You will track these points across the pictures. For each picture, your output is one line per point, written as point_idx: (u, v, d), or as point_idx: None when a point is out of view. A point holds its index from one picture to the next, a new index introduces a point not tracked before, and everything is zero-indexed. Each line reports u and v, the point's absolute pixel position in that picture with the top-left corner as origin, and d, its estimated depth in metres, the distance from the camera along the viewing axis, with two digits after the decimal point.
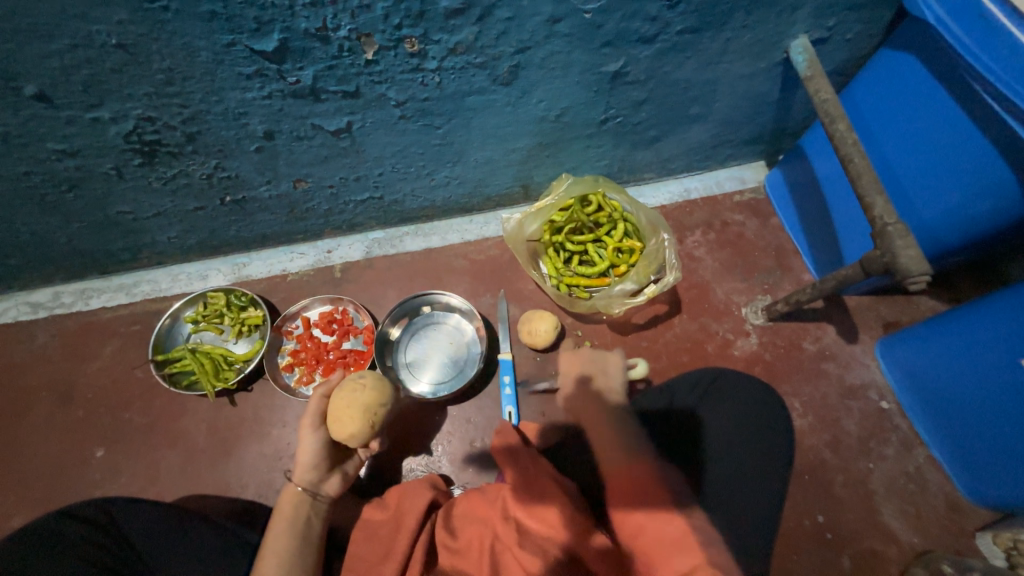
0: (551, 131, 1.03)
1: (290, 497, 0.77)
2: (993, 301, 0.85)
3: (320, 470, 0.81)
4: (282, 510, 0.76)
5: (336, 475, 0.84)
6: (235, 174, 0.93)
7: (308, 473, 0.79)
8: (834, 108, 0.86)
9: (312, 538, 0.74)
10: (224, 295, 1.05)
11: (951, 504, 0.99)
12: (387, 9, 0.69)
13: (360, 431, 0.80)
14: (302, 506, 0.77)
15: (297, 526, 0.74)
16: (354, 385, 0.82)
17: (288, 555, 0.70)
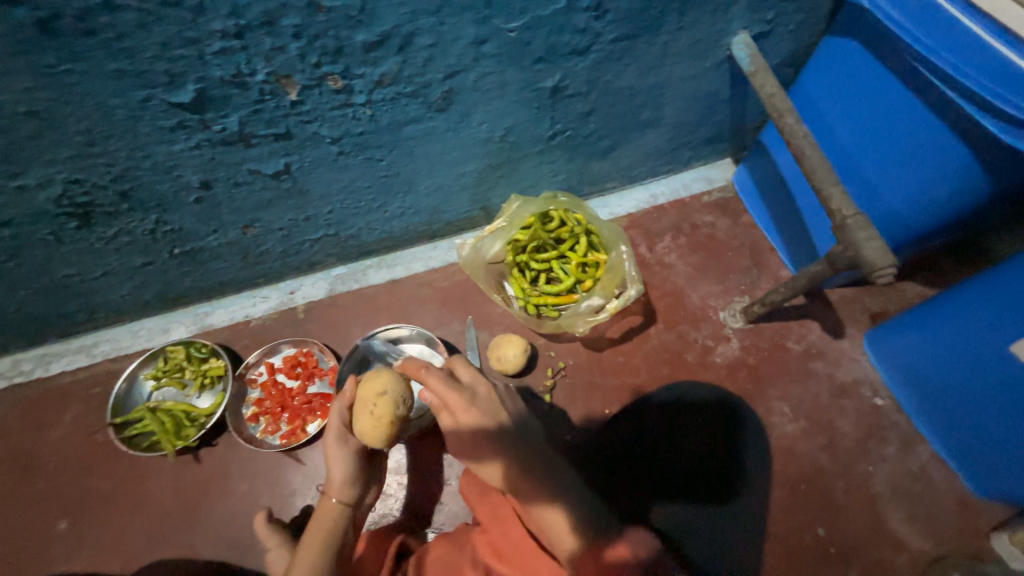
0: (499, 152, 1.01)
1: (329, 510, 0.75)
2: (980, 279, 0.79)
3: (356, 478, 0.77)
4: (321, 522, 0.74)
5: (374, 483, 0.82)
6: (179, 227, 0.91)
7: (340, 482, 0.76)
8: (780, 101, 0.83)
9: (341, 556, 0.73)
10: (184, 348, 1.03)
11: (961, 503, 0.93)
12: (302, 49, 0.68)
13: (379, 430, 0.75)
14: (341, 520, 0.75)
15: (332, 542, 0.72)
16: (365, 385, 0.77)
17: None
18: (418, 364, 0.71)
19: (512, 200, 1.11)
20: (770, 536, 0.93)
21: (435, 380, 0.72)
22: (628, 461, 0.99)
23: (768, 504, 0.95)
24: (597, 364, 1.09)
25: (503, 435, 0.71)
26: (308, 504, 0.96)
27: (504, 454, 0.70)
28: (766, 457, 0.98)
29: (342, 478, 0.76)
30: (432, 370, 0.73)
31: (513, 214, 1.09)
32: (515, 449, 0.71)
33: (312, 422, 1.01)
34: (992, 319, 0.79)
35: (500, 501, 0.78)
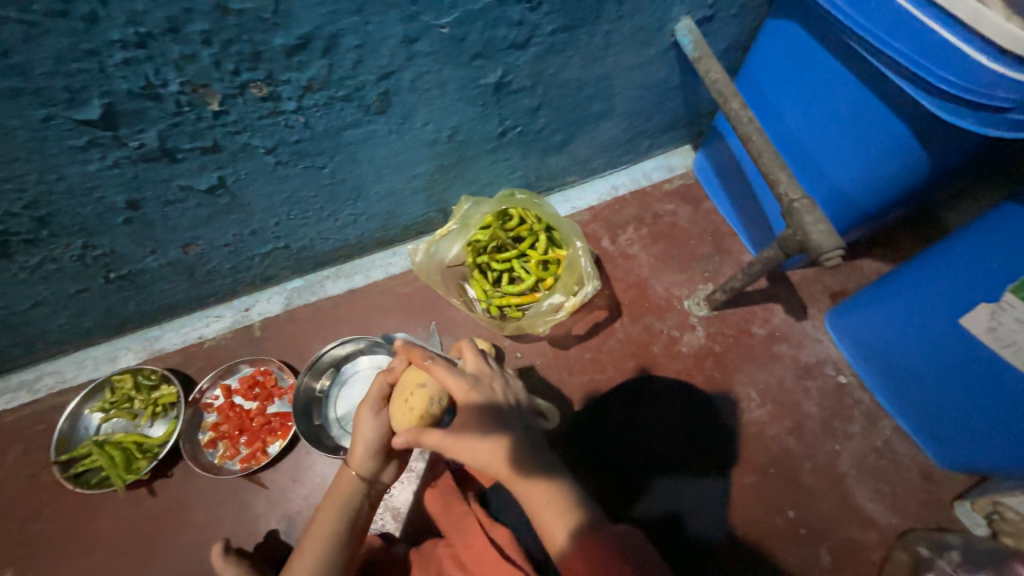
0: (449, 152, 0.98)
1: (348, 483, 0.73)
2: (930, 255, 0.80)
3: (377, 454, 0.74)
4: (339, 496, 0.72)
5: (395, 460, 0.77)
6: (110, 250, 0.87)
7: (361, 453, 0.73)
8: (726, 86, 0.81)
9: (352, 532, 0.72)
10: (131, 377, 0.98)
11: (926, 476, 0.94)
12: (216, 56, 0.63)
13: (408, 421, 0.72)
14: (357, 494, 0.73)
15: (346, 514, 0.72)
16: (410, 370, 0.75)
17: (323, 549, 0.69)
18: (421, 354, 0.68)
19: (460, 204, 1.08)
20: (742, 523, 0.93)
21: (438, 369, 0.68)
22: (609, 454, 0.96)
23: (739, 491, 0.95)
24: (564, 362, 1.07)
25: (501, 425, 0.64)
26: (273, 529, 0.93)
27: (501, 447, 0.61)
28: (734, 443, 0.98)
29: (365, 449, 0.73)
30: (435, 360, 0.70)
31: (464, 218, 1.07)
32: (513, 440, 0.63)
33: (273, 442, 0.98)
34: (945, 295, 0.78)
35: (464, 511, 0.77)
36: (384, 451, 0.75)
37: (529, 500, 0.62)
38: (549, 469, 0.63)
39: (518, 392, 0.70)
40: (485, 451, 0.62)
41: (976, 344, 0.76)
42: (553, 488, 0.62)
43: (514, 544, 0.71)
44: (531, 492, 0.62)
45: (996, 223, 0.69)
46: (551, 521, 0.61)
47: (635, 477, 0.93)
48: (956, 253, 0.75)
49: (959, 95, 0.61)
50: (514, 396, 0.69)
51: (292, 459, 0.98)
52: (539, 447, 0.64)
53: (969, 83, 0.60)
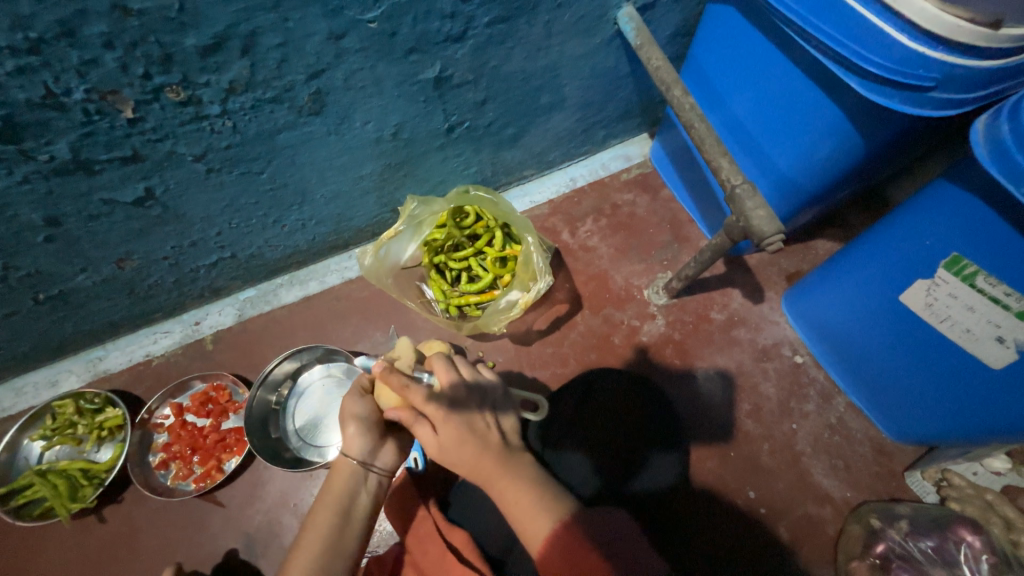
0: (395, 150, 0.95)
1: (345, 470, 0.69)
2: (873, 235, 0.81)
3: (373, 436, 0.71)
4: (336, 485, 0.68)
5: (391, 442, 0.73)
6: (35, 269, 0.82)
7: (358, 438, 0.70)
8: (667, 74, 0.80)
9: (357, 518, 0.67)
10: (72, 402, 0.93)
11: (878, 449, 0.97)
12: (121, 59, 0.59)
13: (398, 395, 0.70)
14: (357, 479, 0.69)
15: (343, 504, 0.66)
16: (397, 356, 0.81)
17: (326, 542, 0.63)
18: (398, 381, 0.61)
19: (406, 203, 1.05)
20: (705, 507, 0.94)
21: (417, 396, 0.62)
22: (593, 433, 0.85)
23: (701, 476, 0.96)
24: (527, 358, 1.07)
25: (482, 439, 0.63)
26: (232, 548, 0.91)
27: (485, 457, 0.62)
28: (695, 429, 1.00)
29: (360, 432, 0.70)
30: (412, 384, 0.63)
31: (412, 218, 1.03)
32: (493, 450, 0.63)
33: (229, 459, 0.95)
34: (884, 275, 0.80)
35: (421, 516, 0.77)
36: (378, 433, 0.72)
37: (502, 500, 0.62)
38: (515, 462, 0.64)
39: (495, 394, 0.69)
40: (469, 462, 0.62)
41: (919, 321, 0.78)
42: (521, 485, 0.62)
43: (474, 547, 0.71)
44: (506, 487, 0.62)
45: (929, 199, 0.70)
46: (526, 518, 0.60)
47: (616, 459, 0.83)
48: (899, 230, 0.75)
49: (885, 76, 0.61)
50: (492, 408, 0.67)
51: (249, 476, 0.95)
52: (511, 446, 0.65)
53: (893, 64, 0.61)
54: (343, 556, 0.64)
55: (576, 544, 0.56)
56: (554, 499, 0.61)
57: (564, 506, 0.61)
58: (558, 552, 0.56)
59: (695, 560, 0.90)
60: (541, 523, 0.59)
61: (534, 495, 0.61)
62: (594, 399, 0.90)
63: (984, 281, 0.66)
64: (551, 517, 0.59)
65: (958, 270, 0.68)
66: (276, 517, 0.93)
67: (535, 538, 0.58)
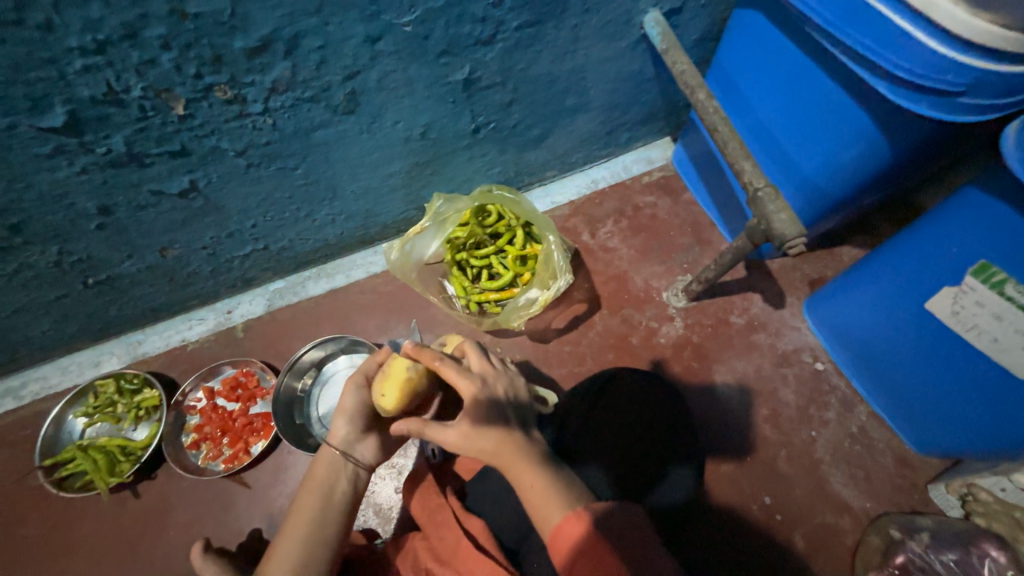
0: (423, 149, 0.98)
1: (325, 459, 0.73)
2: (899, 241, 0.80)
3: (357, 429, 0.76)
4: (317, 475, 0.72)
5: (372, 437, 0.78)
6: (86, 256, 0.88)
7: (343, 428, 0.76)
8: (692, 78, 0.81)
9: (338, 508, 0.70)
10: (113, 381, 0.99)
11: (900, 459, 0.96)
12: (176, 60, 0.64)
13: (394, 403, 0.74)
14: (339, 466, 0.73)
15: (323, 491, 0.70)
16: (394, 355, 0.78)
17: (307, 526, 0.67)
18: (434, 355, 0.67)
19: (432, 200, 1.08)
20: (719, 511, 0.94)
21: (450, 370, 0.68)
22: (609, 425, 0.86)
23: (716, 480, 0.96)
24: (544, 356, 1.08)
25: (505, 421, 0.66)
26: (256, 528, 0.95)
27: (506, 442, 0.64)
28: (711, 431, 1.00)
29: (346, 424, 0.76)
30: (445, 360, 0.69)
31: (436, 215, 1.05)
32: (515, 435, 0.65)
33: (256, 442, 0.99)
34: (910, 284, 0.79)
35: (438, 503, 0.79)
36: (363, 426, 0.77)
37: (519, 485, 0.63)
38: (534, 452, 0.65)
39: (519, 388, 0.73)
40: (491, 446, 0.64)
41: (945, 331, 0.77)
42: (538, 470, 0.63)
43: (490, 535, 0.73)
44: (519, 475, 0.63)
45: (955, 208, 0.69)
46: (538, 504, 0.60)
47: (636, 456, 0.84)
48: (925, 237, 0.75)
49: (913, 81, 0.62)
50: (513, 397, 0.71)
51: (274, 459, 0.99)
52: (531, 439, 0.67)
53: (923, 69, 0.60)
54: (325, 546, 0.66)
55: (588, 531, 0.57)
56: (570, 490, 0.62)
57: (578, 496, 0.61)
58: (570, 538, 0.57)
59: (708, 562, 0.90)
60: (553, 510, 0.59)
61: (549, 483, 0.62)
62: (610, 390, 0.91)
63: (1013, 290, 0.65)
64: (564, 505, 0.60)
65: (986, 278, 0.67)
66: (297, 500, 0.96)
67: (546, 523, 0.59)
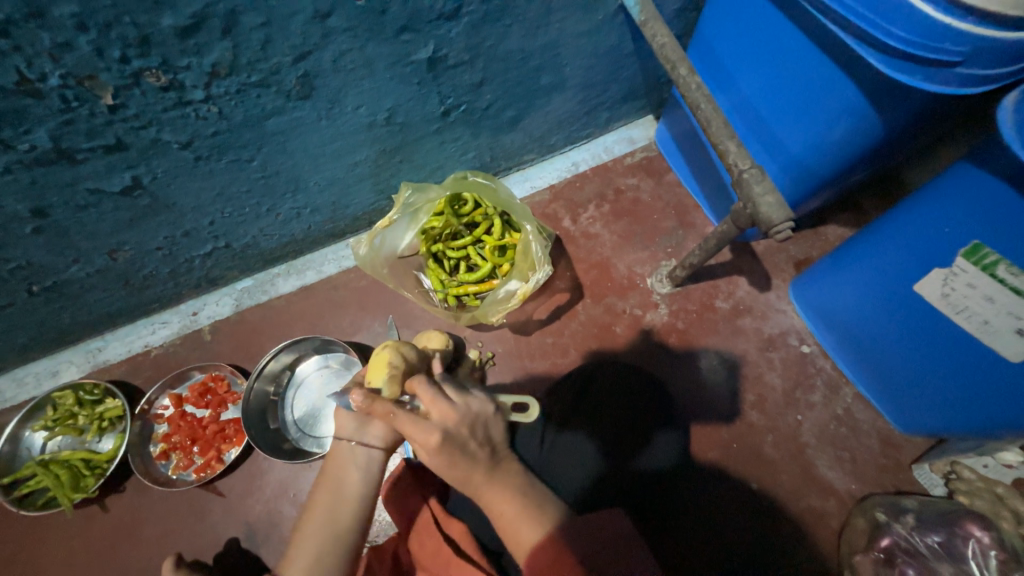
0: (389, 135, 0.92)
1: (340, 451, 0.67)
2: (888, 220, 0.77)
3: (364, 416, 0.68)
4: (332, 469, 0.66)
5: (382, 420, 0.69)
6: (26, 262, 0.81)
7: (348, 420, 0.67)
8: (673, 51, 0.73)
9: (353, 499, 0.64)
10: (71, 393, 0.94)
11: (885, 441, 0.95)
12: (96, 42, 0.56)
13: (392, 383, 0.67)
14: (350, 456, 0.66)
15: (336, 485, 0.65)
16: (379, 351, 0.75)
17: (323, 521, 0.62)
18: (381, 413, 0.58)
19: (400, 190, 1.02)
20: (705, 499, 0.93)
21: (401, 422, 0.59)
22: (597, 414, 0.82)
23: (704, 468, 0.95)
24: (527, 349, 1.05)
25: (466, 458, 0.60)
26: (233, 537, 0.92)
27: (476, 468, 0.60)
28: (698, 419, 0.98)
29: (351, 414, 0.68)
30: (398, 410, 0.60)
31: (404, 206, 1.01)
32: (482, 457, 0.60)
33: (229, 450, 0.95)
34: (899, 266, 0.77)
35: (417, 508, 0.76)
36: (369, 412, 0.69)
37: (491, 510, 0.60)
38: (503, 472, 0.62)
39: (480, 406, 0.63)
40: (461, 472, 0.60)
41: (931, 313, 0.75)
42: (506, 491, 0.60)
43: (471, 538, 0.70)
44: (492, 500, 0.60)
45: (944, 185, 0.67)
46: (510, 527, 0.59)
47: (629, 439, 0.79)
48: (914, 216, 0.72)
49: (906, 51, 0.57)
50: (481, 425, 0.62)
51: (249, 466, 0.96)
52: (501, 460, 0.63)
53: (917, 37, 0.56)
54: (343, 539, 0.62)
55: (561, 556, 0.55)
56: (542, 507, 0.60)
57: (552, 514, 0.59)
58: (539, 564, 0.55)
59: (694, 550, 0.90)
60: (525, 532, 0.58)
61: (520, 504, 0.60)
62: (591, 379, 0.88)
63: (1006, 271, 0.62)
64: (538, 527, 0.58)
65: (978, 259, 0.65)
66: (275, 507, 0.93)
67: (519, 547, 0.58)
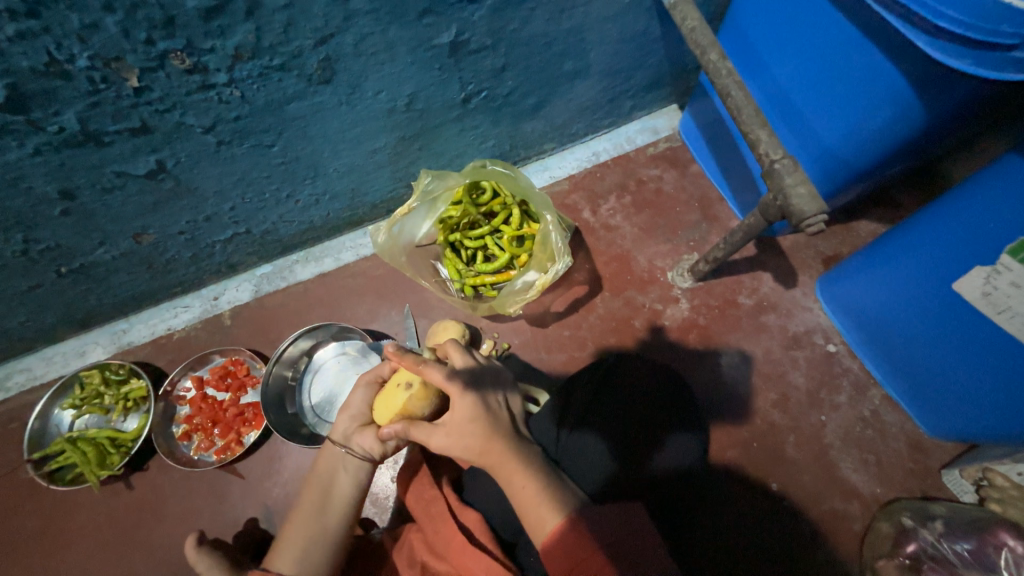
0: (409, 122, 0.91)
1: (329, 456, 0.71)
2: (929, 213, 0.74)
3: (356, 421, 0.72)
4: (321, 473, 0.69)
5: (370, 428, 0.70)
6: (55, 243, 0.83)
7: (343, 422, 0.72)
8: (704, 35, 0.70)
9: (341, 502, 0.67)
10: (98, 372, 0.96)
11: (914, 444, 0.92)
12: (122, 23, 0.56)
13: (383, 415, 0.71)
14: (338, 461, 0.70)
15: (323, 486, 0.68)
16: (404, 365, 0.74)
17: (309, 519, 0.65)
18: (413, 360, 0.63)
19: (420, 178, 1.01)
20: (723, 498, 0.91)
21: (433, 372, 0.63)
22: (610, 413, 0.80)
23: (722, 467, 0.93)
24: (543, 341, 1.04)
25: (490, 418, 0.62)
26: (251, 517, 0.93)
27: (495, 438, 0.61)
28: (717, 416, 0.96)
29: (348, 419, 0.73)
30: (428, 362, 0.64)
31: (422, 193, 1.00)
32: (503, 433, 0.62)
33: (248, 433, 0.97)
34: (932, 264, 0.74)
35: (432, 497, 0.76)
36: (362, 422, 0.73)
37: (510, 488, 0.60)
38: (525, 452, 0.62)
39: (502, 377, 0.69)
40: (478, 445, 0.61)
41: (970, 312, 0.71)
42: (530, 474, 0.60)
43: (485, 527, 0.70)
44: (513, 480, 0.60)
45: (997, 177, 0.64)
46: (532, 506, 0.58)
47: (640, 440, 0.78)
48: (959, 209, 0.68)
49: (961, 33, 0.54)
50: (502, 393, 0.67)
51: (267, 449, 0.97)
52: (523, 439, 0.64)
53: (973, 19, 0.53)
54: (327, 538, 0.64)
55: (583, 540, 0.54)
56: (564, 493, 0.59)
57: (574, 500, 0.59)
58: (562, 547, 0.54)
59: (710, 548, 0.89)
60: (547, 515, 0.57)
61: (542, 486, 0.59)
62: (605, 374, 0.86)
63: None
64: (560, 510, 0.57)
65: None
66: (291, 490, 0.94)
67: (540, 527, 0.57)
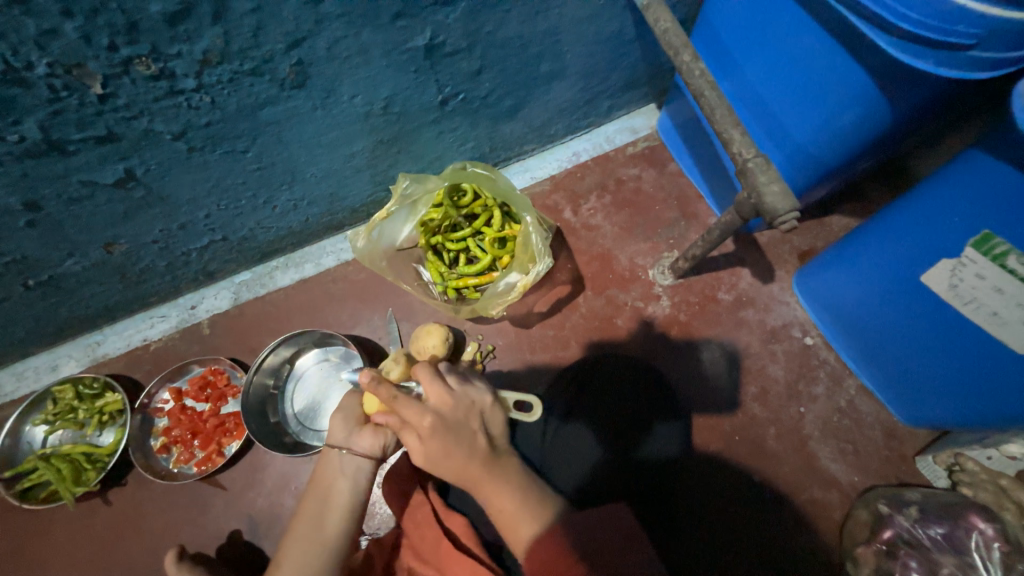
0: (386, 125, 0.90)
1: (331, 461, 0.70)
2: (897, 210, 0.76)
3: (352, 423, 0.73)
4: (320, 480, 0.69)
5: (369, 427, 0.72)
6: (21, 256, 0.80)
7: (339, 427, 0.72)
8: (676, 36, 0.71)
9: (340, 510, 0.66)
10: (71, 387, 0.94)
11: (888, 433, 0.95)
12: (83, 29, 0.55)
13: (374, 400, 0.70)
14: (336, 466, 0.69)
15: (322, 493, 0.67)
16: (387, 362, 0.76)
17: (308, 528, 0.64)
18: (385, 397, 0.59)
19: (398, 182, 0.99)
20: (707, 492, 0.93)
21: (405, 407, 0.60)
22: (597, 406, 0.84)
23: (705, 461, 0.95)
24: (527, 342, 1.04)
25: (466, 446, 0.60)
26: (236, 529, 0.92)
27: (469, 465, 0.60)
28: (700, 411, 0.97)
29: (342, 422, 0.73)
30: (400, 395, 0.61)
31: (400, 198, 0.98)
32: (479, 458, 0.61)
33: (230, 443, 0.95)
34: (903, 259, 0.76)
35: (418, 502, 0.76)
36: (357, 422, 0.73)
37: (491, 507, 0.61)
38: (505, 472, 0.62)
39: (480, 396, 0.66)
40: (452, 473, 0.60)
41: (937, 304, 0.74)
42: (507, 487, 0.61)
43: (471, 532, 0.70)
44: (494, 496, 0.60)
45: (957, 173, 0.65)
46: (511, 523, 0.59)
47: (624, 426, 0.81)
48: (924, 206, 0.70)
49: (923, 34, 0.55)
50: (479, 415, 0.64)
51: (249, 460, 0.96)
52: (499, 454, 0.63)
53: (935, 21, 0.54)
54: (326, 547, 0.63)
55: (562, 555, 0.54)
56: (546, 501, 0.61)
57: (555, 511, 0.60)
58: (542, 557, 0.55)
59: (696, 541, 0.90)
60: (525, 526, 0.58)
61: (522, 499, 0.60)
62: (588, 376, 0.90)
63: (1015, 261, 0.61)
64: (538, 523, 0.58)
65: (987, 250, 0.63)
66: (276, 500, 0.93)
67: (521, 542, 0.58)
